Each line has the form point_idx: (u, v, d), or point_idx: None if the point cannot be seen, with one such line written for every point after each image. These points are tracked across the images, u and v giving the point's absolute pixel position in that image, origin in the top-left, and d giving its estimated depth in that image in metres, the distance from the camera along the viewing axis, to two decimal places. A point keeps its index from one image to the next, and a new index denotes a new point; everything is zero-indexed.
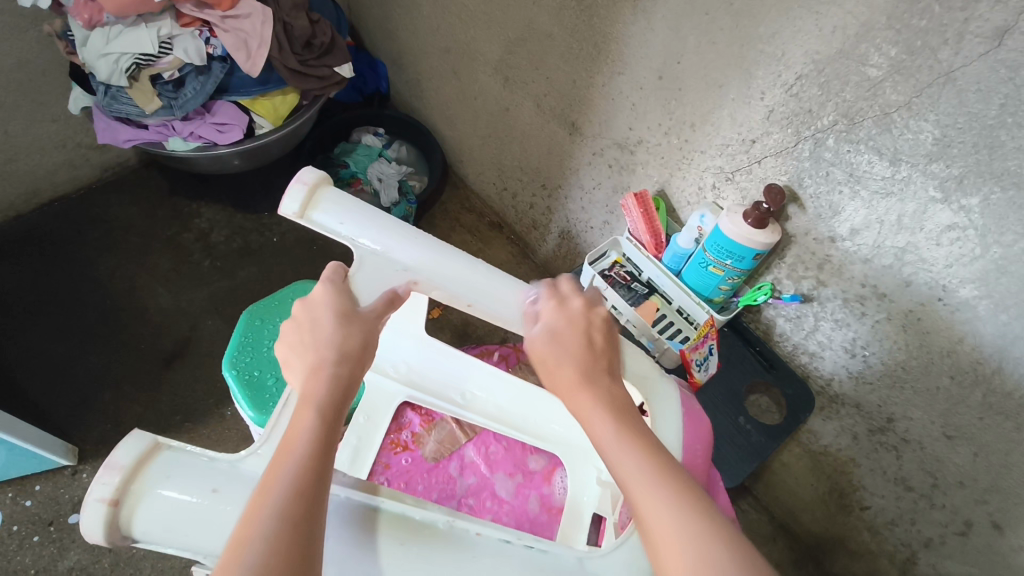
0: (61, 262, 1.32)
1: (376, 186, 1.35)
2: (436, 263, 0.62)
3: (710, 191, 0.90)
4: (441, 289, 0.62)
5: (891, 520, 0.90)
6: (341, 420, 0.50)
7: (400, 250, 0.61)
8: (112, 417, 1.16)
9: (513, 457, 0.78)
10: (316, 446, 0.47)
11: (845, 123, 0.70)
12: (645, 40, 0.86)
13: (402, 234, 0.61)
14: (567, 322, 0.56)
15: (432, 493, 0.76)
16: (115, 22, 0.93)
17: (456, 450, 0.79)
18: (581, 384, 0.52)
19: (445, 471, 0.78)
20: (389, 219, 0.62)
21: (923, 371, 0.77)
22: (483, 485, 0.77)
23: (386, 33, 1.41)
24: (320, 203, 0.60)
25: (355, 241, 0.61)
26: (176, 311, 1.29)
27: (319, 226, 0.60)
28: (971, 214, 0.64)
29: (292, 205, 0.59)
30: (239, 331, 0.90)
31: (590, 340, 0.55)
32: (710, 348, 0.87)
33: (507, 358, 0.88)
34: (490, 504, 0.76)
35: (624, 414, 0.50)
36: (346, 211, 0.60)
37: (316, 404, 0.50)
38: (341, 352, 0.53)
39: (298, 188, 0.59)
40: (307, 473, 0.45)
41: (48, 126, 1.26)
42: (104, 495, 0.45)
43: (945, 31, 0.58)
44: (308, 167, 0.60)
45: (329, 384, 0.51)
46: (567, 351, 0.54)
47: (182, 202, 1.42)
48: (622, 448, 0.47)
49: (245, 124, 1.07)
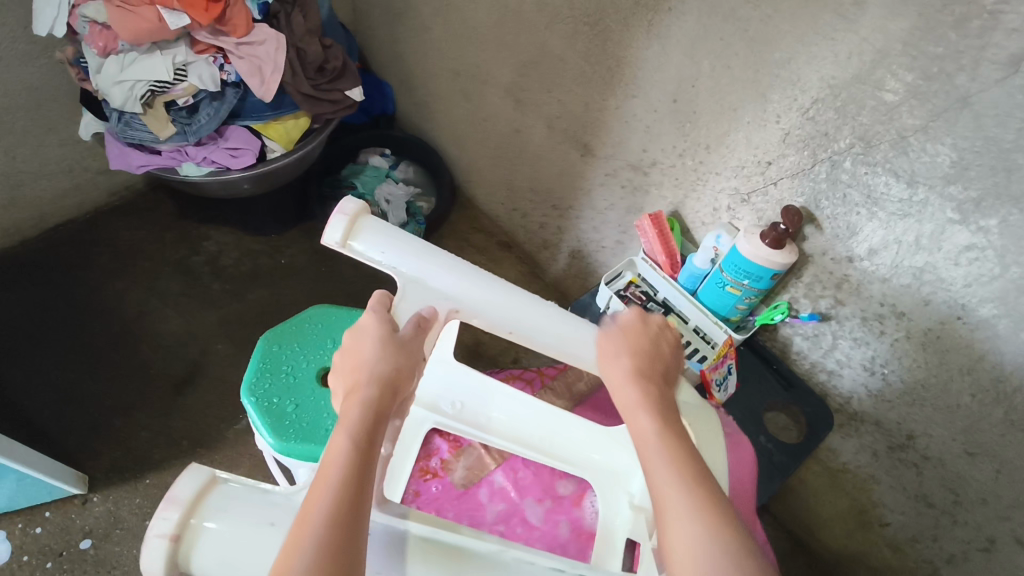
0: (67, 287, 1.31)
1: (384, 208, 1.37)
2: (480, 290, 0.59)
3: (725, 212, 0.91)
4: (482, 317, 0.60)
5: (912, 536, 0.91)
6: (375, 446, 0.49)
7: (447, 280, 0.58)
8: (122, 443, 1.15)
9: (542, 482, 0.78)
10: (352, 467, 0.47)
11: (861, 146, 0.71)
12: (659, 64, 0.87)
13: (442, 262, 0.58)
14: (639, 334, 0.60)
15: (462, 520, 0.76)
16: (130, 50, 0.91)
17: (485, 476, 0.79)
18: (640, 381, 0.56)
19: (474, 498, 0.77)
20: (431, 248, 0.59)
21: (942, 389, 0.77)
22: (512, 511, 0.76)
23: (395, 56, 1.42)
24: (360, 232, 0.56)
25: (396, 270, 0.57)
26: (186, 335, 1.28)
27: (360, 256, 0.56)
28: (990, 235, 0.65)
29: (335, 235, 0.55)
30: (257, 356, 0.90)
31: (652, 350, 0.59)
32: (729, 367, 0.88)
33: (532, 381, 0.88)
34: (520, 530, 0.75)
35: (671, 424, 0.53)
36: (387, 241, 0.56)
37: (349, 427, 0.49)
38: (376, 374, 0.53)
39: (339, 220, 0.55)
40: (343, 500, 0.45)
41: (56, 152, 1.26)
42: (166, 530, 0.44)
43: (961, 58, 0.59)
44: (351, 197, 0.56)
45: (361, 408, 0.50)
46: (627, 355, 0.58)
47: (190, 226, 1.42)
48: (666, 457, 0.49)
49: (257, 148, 1.05)
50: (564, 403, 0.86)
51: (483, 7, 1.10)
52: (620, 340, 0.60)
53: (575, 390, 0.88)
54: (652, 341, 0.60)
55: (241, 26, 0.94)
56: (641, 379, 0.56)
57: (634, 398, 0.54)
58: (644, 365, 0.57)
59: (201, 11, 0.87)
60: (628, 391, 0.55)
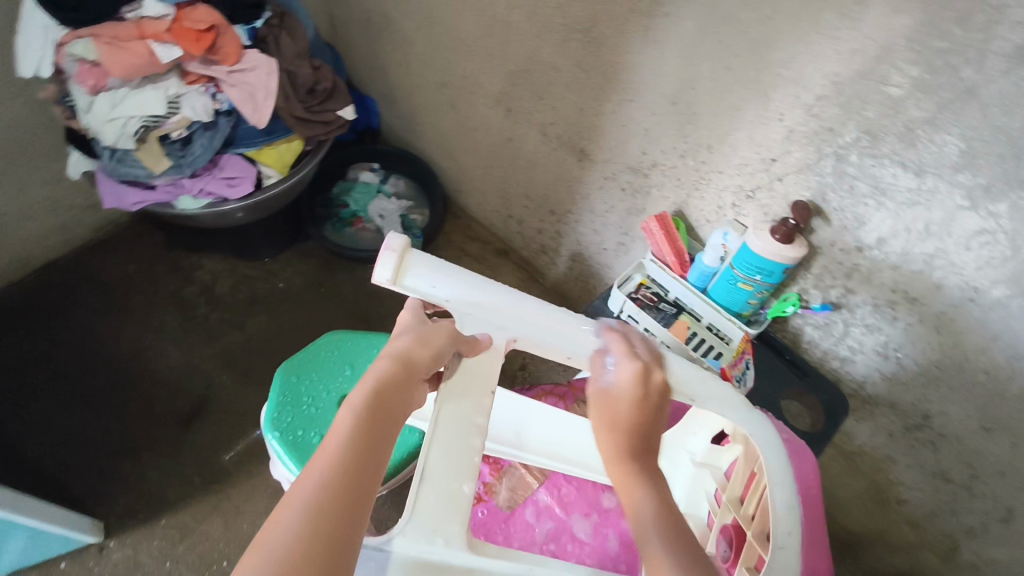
0: (58, 329, 1.27)
1: (378, 224, 1.40)
2: (529, 316, 0.59)
3: (730, 209, 0.92)
4: (541, 346, 0.58)
5: (931, 511, 0.94)
6: (379, 424, 0.49)
7: (500, 306, 0.58)
8: (132, 485, 1.13)
9: (586, 497, 0.79)
10: (348, 442, 0.46)
11: (867, 139, 0.72)
12: (657, 68, 0.87)
13: (495, 292, 0.58)
14: (643, 401, 0.54)
15: (513, 542, 0.76)
16: (120, 86, 0.89)
17: (529, 496, 0.79)
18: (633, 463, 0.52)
19: (522, 519, 0.77)
20: (478, 277, 0.58)
21: (957, 369, 0.79)
22: (561, 529, 0.77)
23: (376, 69, 1.40)
24: (410, 268, 0.56)
25: (448, 302, 0.56)
26: (188, 369, 1.26)
27: (411, 292, 0.56)
28: (1000, 219, 0.66)
29: (385, 273, 0.55)
30: (276, 389, 0.90)
31: (648, 410, 0.54)
32: (747, 363, 0.90)
33: (565, 396, 0.86)
34: (570, 547, 0.75)
35: (665, 500, 0.50)
36: (439, 274, 0.56)
37: (354, 404, 0.49)
38: (391, 355, 0.53)
39: (389, 255, 0.55)
40: (335, 473, 0.44)
41: (36, 192, 1.22)
42: None
43: (967, 51, 0.60)
44: (397, 232, 0.55)
45: (370, 388, 0.50)
46: (623, 428, 0.53)
47: (181, 256, 1.39)
48: (659, 533, 0.47)
49: (253, 176, 1.04)
50: None
51: (469, 18, 1.10)
52: (618, 409, 0.53)
53: None
54: (654, 404, 0.55)
55: (231, 54, 0.93)
56: (631, 455, 0.52)
57: (625, 474, 0.51)
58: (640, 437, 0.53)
59: (193, 42, 0.88)
60: (623, 470, 0.52)
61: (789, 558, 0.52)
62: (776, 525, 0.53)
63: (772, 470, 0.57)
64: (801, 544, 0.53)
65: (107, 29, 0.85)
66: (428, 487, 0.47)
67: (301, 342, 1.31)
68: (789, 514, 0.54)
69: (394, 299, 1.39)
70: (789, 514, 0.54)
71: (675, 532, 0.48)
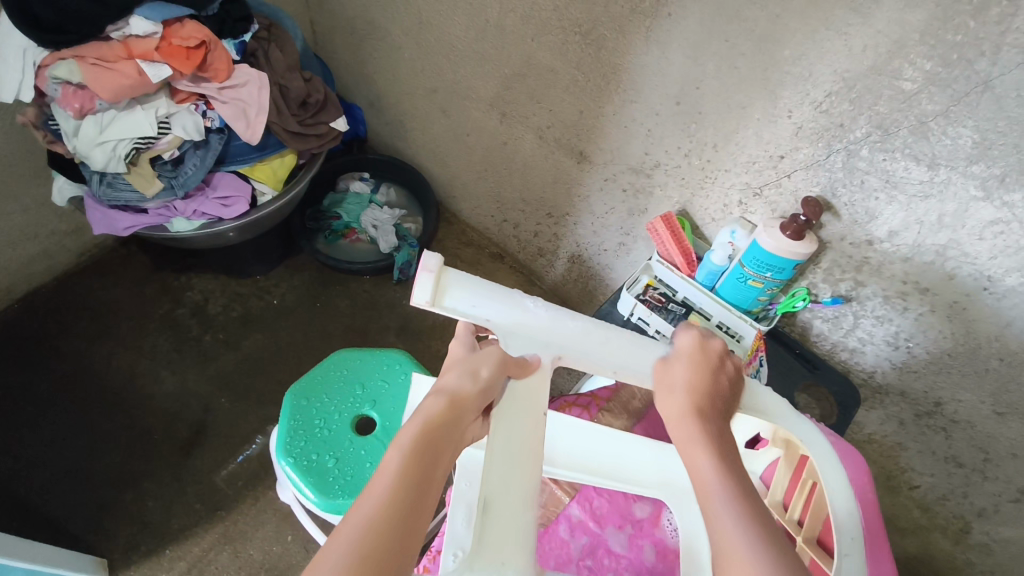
0: (45, 359, 1.23)
1: (372, 234, 1.36)
2: (571, 331, 0.58)
3: (736, 207, 0.92)
4: (587, 362, 0.57)
5: (942, 496, 0.93)
6: (431, 465, 0.47)
7: (542, 322, 0.58)
8: (134, 518, 1.09)
9: (618, 509, 0.82)
10: (398, 482, 0.44)
11: (879, 134, 0.72)
12: (660, 68, 0.87)
13: (533, 306, 0.58)
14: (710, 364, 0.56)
15: (549, 560, 0.78)
16: (107, 109, 0.88)
17: (561, 511, 0.82)
18: (693, 420, 0.52)
19: (555, 535, 0.80)
20: (515, 293, 0.58)
21: (971, 355, 0.79)
22: (596, 543, 0.80)
23: (363, 77, 1.38)
24: (449, 289, 0.55)
25: (490, 322, 0.56)
26: (184, 394, 1.22)
27: (451, 314, 0.55)
28: (1015, 208, 0.67)
29: (423, 296, 0.53)
30: (286, 413, 0.88)
31: (713, 374, 0.56)
32: (762, 361, 0.87)
33: (588, 408, 0.86)
34: (607, 561, 0.79)
35: (727, 458, 0.50)
36: (477, 294, 0.55)
37: (403, 444, 0.47)
38: (442, 390, 0.51)
39: (425, 278, 0.53)
40: (386, 512, 0.43)
41: (16, 219, 1.18)
42: None
43: (982, 44, 0.60)
44: (433, 252, 0.53)
45: (420, 426, 0.48)
46: (688, 390, 0.54)
47: (169, 277, 1.35)
48: (722, 483, 0.46)
49: (248, 194, 1.03)
50: (625, 423, 0.85)
51: (461, 22, 1.08)
52: (685, 370, 0.56)
53: (632, 408, 0.86)
54: (720, 372, 0.57)
55: (221, 71, 0.92)
56: (696, 413, 0.53)
57: (688, 430, 0.51)
58: (706, 401, 0.54)
59: (183, 60, 0.86)
60: (688, 428, 0.52)
61: (856, 563, 0.54)
62: (840, 533, 0.55)
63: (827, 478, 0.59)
64: (864, 551, 0.55)
65: (91, 50, 0.83)
66: (492, 520, 0.45)
67: (299, 359, 1.29)
68: (850, 520, 0.56)
69: (391, 310, 1.36)
70: (850, 521, 0.56)
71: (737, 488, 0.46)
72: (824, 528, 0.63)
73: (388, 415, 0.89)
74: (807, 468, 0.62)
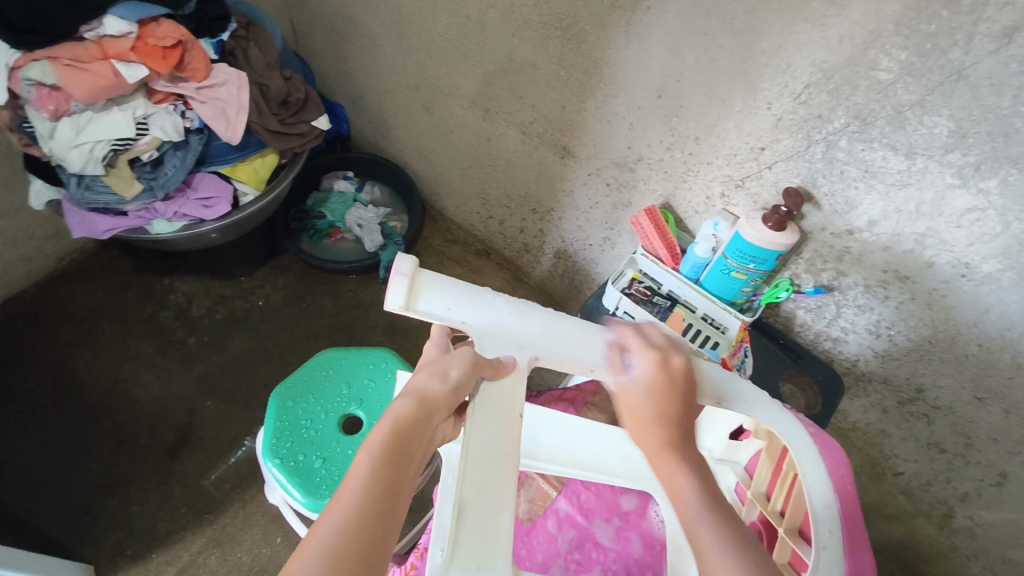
0: (26, 365, 1.21)
1: (357, 233, 1.36)
2: (543, 330, 0.58)
3: (719, 199, 0.92)
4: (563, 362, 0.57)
5: (926, 482, 0.91)
6: (401, 470, 0.46)
7: (514, 322, 0.57)
8: (121, 523, 1.08)
9: (606, 502, 0.83)
10: (367, 488, 0.44)
11: (857, 124, 0.73)
12: (640, 62, 0.87)
13: (506, 308, 0.57)
14: (673, 387, 0.54)
15: (536, 555, 0.79)
16: (84, 110, 0.87)
17: (548, 506, 0.82)
18: (670, 452, 0.52)
19: (543, 530, 0.81)
20: (487, 292, 0.57)
21: (950, 342, 0.80)
22: (584, 537, 0.80)
23: (344, 75, 1.37)
24: (423, 292, 0.54)
25: (464, 325, 0.55)
26: (169, 398, 1.21)
27: (425, 317, 0.54)
28: (990, 196, 0.67)
29: (397, 300, 0.53)
30: (272, 415, 0.87)
31: (676, 392, 0.54)
32: (744, 351, 0.89)
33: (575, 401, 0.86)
34: (595, 554, 0.79)
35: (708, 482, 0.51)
36: (452, 296, 0.55)
37: (372, 448, 0.47)
38: (413, 391, 0.51)
39: (400, 281, 0.53)
40: (355, 519, 0.43)
41: None
42: None
43: (955, 33, 0.61)
44: (406, 255, 0.53)
45: (389, 429, 0.48)
46: (660, 420, 0.53)
47: (152, 280, 1.34)
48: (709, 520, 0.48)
49: (230, 194, 1.03)
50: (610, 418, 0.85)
51: (442, 18, 1.07)
52: (648, 398, 0.53)
53: None
54: (682, 388, 0.55)
55: (199, 70, 0.91)
56: (671, 446, 0.52)
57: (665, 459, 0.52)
58: (677, 425, 0.53)
59: (159, 60, 0.86)
60: (668, 462, 0.52)
61: (832, 557, 0.55)
62: (817, 526, 0.56)
63: (805, 469, 0.60)
64: (841, 543, 0.56)
65: (65, 50, 0.82)
66: (467, 523, 0.45)
67: (285, 360, 1.28)
68: (828, 513, 0.57)
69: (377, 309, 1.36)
70: (826, 514, 0.57)
71: (722, 520, 0.48)
72: (804, 520, 0.61)
73: (375, 415, 0.89)
74: (787, 459, 0.63)
